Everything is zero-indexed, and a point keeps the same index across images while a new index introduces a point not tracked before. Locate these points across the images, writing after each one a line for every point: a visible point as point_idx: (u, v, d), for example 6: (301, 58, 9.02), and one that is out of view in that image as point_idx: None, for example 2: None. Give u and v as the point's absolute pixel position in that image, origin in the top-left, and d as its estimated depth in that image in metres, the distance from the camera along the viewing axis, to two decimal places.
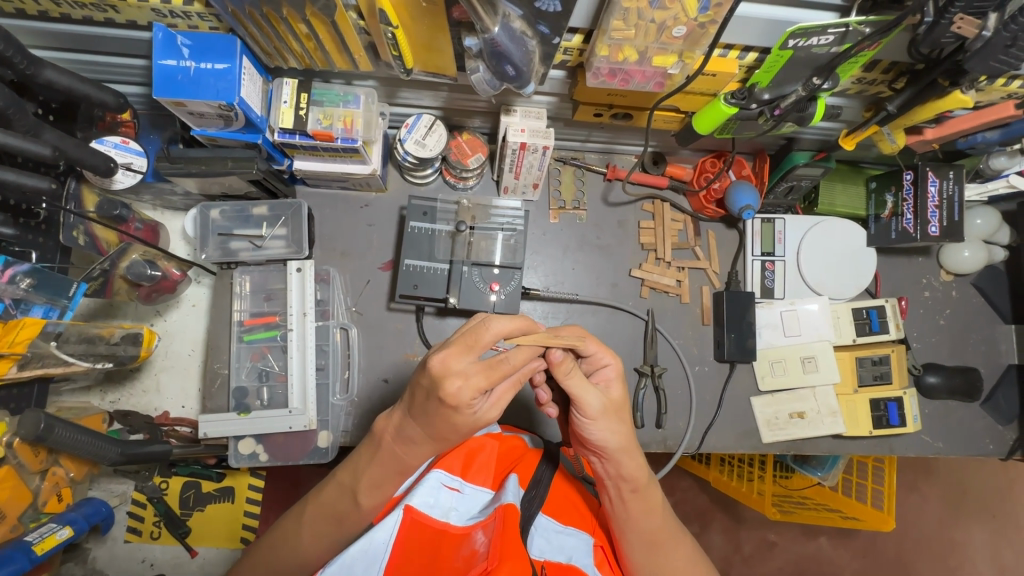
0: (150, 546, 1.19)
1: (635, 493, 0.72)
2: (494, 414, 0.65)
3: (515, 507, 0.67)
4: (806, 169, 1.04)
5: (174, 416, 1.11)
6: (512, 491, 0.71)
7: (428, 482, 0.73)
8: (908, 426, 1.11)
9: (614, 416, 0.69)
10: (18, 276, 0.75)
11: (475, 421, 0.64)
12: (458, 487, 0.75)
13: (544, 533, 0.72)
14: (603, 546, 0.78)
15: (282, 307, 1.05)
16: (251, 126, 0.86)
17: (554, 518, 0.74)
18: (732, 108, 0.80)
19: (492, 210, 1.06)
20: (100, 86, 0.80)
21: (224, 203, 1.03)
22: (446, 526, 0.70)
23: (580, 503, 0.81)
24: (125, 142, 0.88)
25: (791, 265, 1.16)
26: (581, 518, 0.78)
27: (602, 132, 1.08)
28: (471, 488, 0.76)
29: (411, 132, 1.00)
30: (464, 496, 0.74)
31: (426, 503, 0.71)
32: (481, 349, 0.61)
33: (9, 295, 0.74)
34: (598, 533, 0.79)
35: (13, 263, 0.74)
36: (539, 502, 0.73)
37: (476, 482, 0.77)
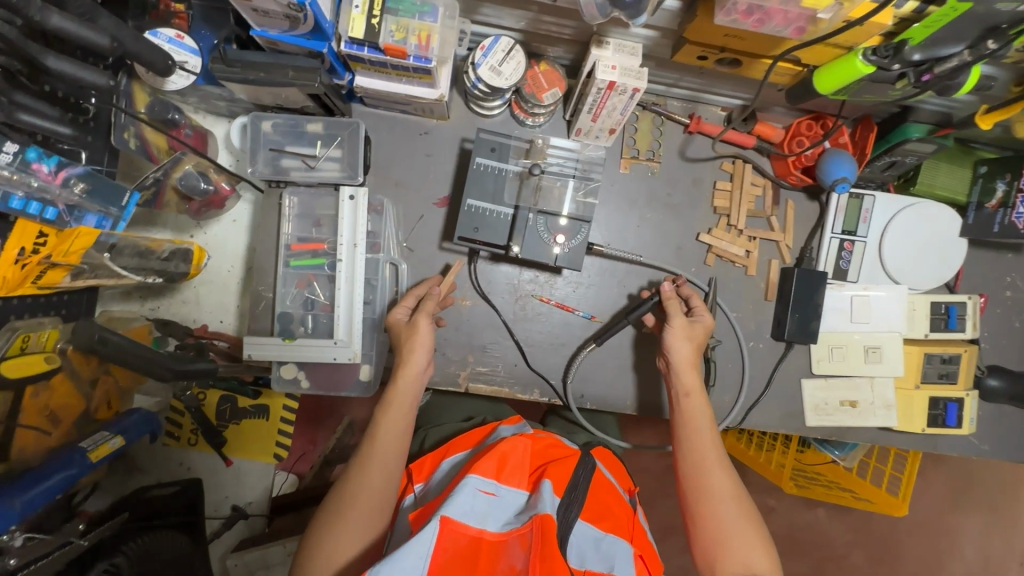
0: (187, 452, 1.24)
1: (696, 408, 0.88)
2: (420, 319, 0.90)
3: (551, 518, 0.61)
4: (917, 145, 0.93)
5: (213, 330, 1.10)
6: (547, 500, 0.65)
7: (462, 489, 0.65)
8: (963, 428, 1.07)
9: (689, 339, 0.93)
10: (72, 180, 0.68)
11: (411, 328, 0.90)
12: (494, 491, 0.68)
13: (584, 540, 0.68)
14: (643, 556, 0.73)
15: (331, 235, 1.00)
16: (318, 32, 0.77)
17: (593, 526, 0.70)
18: (870, 67, 0.70)
19: (547, 150, 0.96)
20: None
21: (278, 115, 0.96)
22: (481, 533, 0.63)
23: (616, 507, 0.76)
24: (179, 37, 0.80)
25: (871, 247, 1.08)
26: (620, 525, 0.73)
27: (696, 78, 0.97)
28: (506, 491, 0.69)
29: (487, 56, 0.89)
30: (500, 501, 0.68)
31: (462, 511, 0.63)
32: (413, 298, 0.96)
33: (63, 200, 0.67)
34: (638, 539, 0.75)
35: (65, 164, 0.67)
36: (576, 507, 0.69)
37: (511, 484, 0.70)
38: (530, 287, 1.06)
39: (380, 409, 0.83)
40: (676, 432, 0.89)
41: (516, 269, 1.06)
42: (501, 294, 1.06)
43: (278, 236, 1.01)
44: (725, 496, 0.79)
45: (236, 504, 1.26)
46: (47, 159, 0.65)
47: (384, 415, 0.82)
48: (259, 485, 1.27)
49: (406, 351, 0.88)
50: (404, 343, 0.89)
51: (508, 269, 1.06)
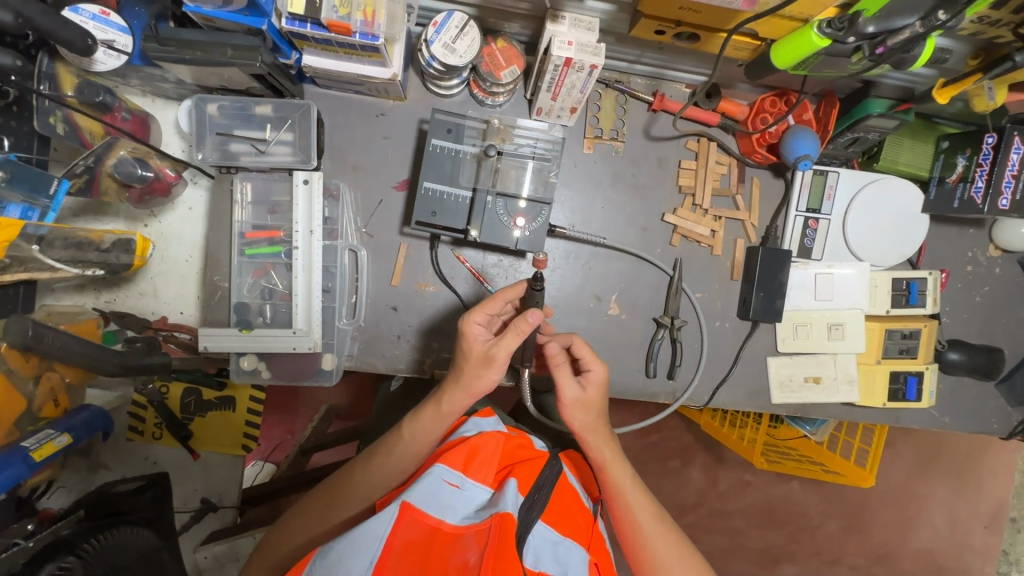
0: (152, 445, 1.22)
1: (627, 490, 0.84)
2: (499, 353, 0.76)
3: (511, 517, 0.62)
4: (878, 121, 0.93)
5: (172, 322, 1.07)
6: (511, 497, 0.66)
7: (427, 478, 0.68)
8: (923, 402, 1.09)
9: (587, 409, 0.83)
10: None
11: (481, 350, 0.78)
12: (458, 483, 0.70)
13: (542, 544, 0.67)
14: (598, 563, 0.72)
15: (288, 222, 0.97)
16: (254, 8, 0.74)
17: (554, 528, 0.70)
18: (824, 40, 0.69)
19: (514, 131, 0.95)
20: None
21: (223, 96, 0.91)
22: (440, 523, 0.64)
23: (578, 512, 0.76)
24: (104, 13, 0.74)
25: (835, 225, 1.08)
26: (581, 529, 0.74)
27: (656, 54, 0.94)
28: (470, 485, 0.71)
29: (440, 32, 0.87)
30: (464, 494, 0.69)
31: (424, 499, 0.65)
32: (497, 303, 0.80)
33: None
34: (596, 548, 0.75)
35: None
36: (538, 509, 0.70)
37: (476, 477, 0.72)
38: (494, 271, 1.05)
39: (412, 415, 0.82)
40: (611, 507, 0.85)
41: (480, 252, 1.04)
42: (464, 280, 1.04)
43: (232, 224, 0.98)
44: (674, 561, 0.81)
45: (206, 496, 1.26)
46: None
47: (412, 423, 0.81)
48: (229, 477, 1.27)
49: (466, 379, 0.79)
50: (463, 363, 0.79)
51: (471, 253, 1.04)
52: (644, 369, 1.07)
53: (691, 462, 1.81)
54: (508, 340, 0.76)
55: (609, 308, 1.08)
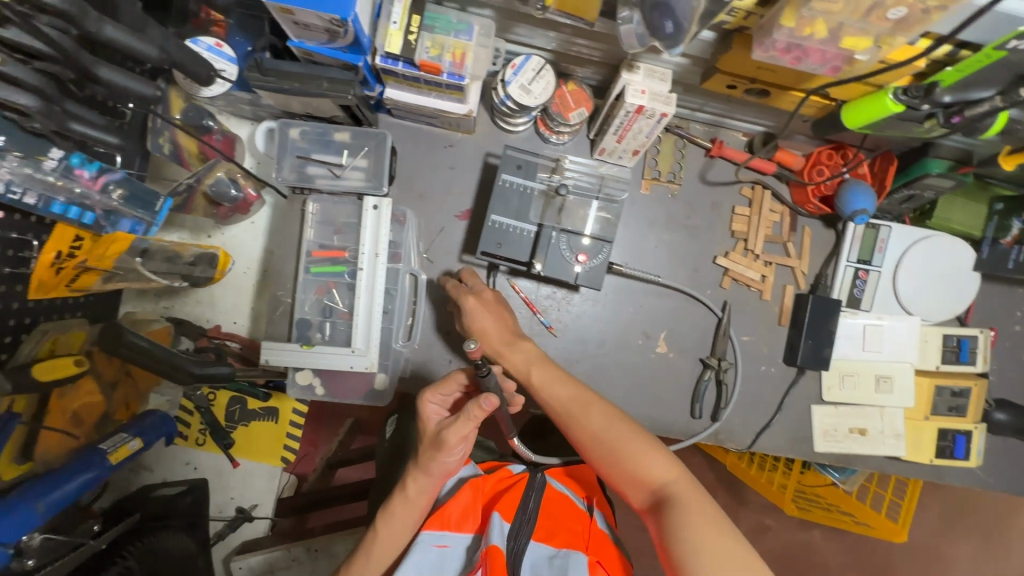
0: (195, 451, 1.24)
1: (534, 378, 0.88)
2: (447, 437, 0.77)
3: (498, 551, 0.74)
4: (936, 181, 0.96)
5: (225, 331, 1.15)
6: (496, 530, 0.77)
7: (417, 550, 0.79)
8: (970, 461, 1.08)
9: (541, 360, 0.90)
10: (110, 186, 0.70)
11: (433, 430, 0.81)
12: (447, 542, 0.81)
13: (537, 564, 0.77)
14: (600, 560, 0.79)
15: (353, 243, 1.01)
16: (355, 46, 0.78)
17: (544, 544, 0.79)
18: (898, 105, 0.72)
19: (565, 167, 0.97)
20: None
21: (307, 123, 0.96)
22: None
23: (569, 520, 0.84)
24: (218, 45, 0.80)
25: (885, 277, 1.09)
26: (575, 535, 0.82)
27: (720, 104, 0.98)
28: (457, 539, 0.81)
29: (518, 74, 0.91)
30: (452, 550, 0.80)
31: (419, 568, 0.77)
32: (453, 384, 0.82)
33: (100, 206, 0.70)
34: (595, 546, 0.81)
35: (105, 170, 0.69)
36: (527, 531, 0.79)
37: (464, 530, 0.82)
38: (547, 302, 1.07)
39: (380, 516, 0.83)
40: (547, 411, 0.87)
41: (534, 283, 1.07)
42: (517, 309, 1.07)
43: (300, 242, 1.01)
44: (600, 430, 0.81)
45: (242, 506, 1.26)
46: (87, 163, 0.67)
47: (386, 522, 0.82)
48: (265, 487, 1.28)
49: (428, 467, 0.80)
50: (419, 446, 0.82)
51: (526, 283, 1.06)
52: (690, 411, 1.08)
53: None
54: (459, 423, 0.77)
55: (656, 346, 1.10)
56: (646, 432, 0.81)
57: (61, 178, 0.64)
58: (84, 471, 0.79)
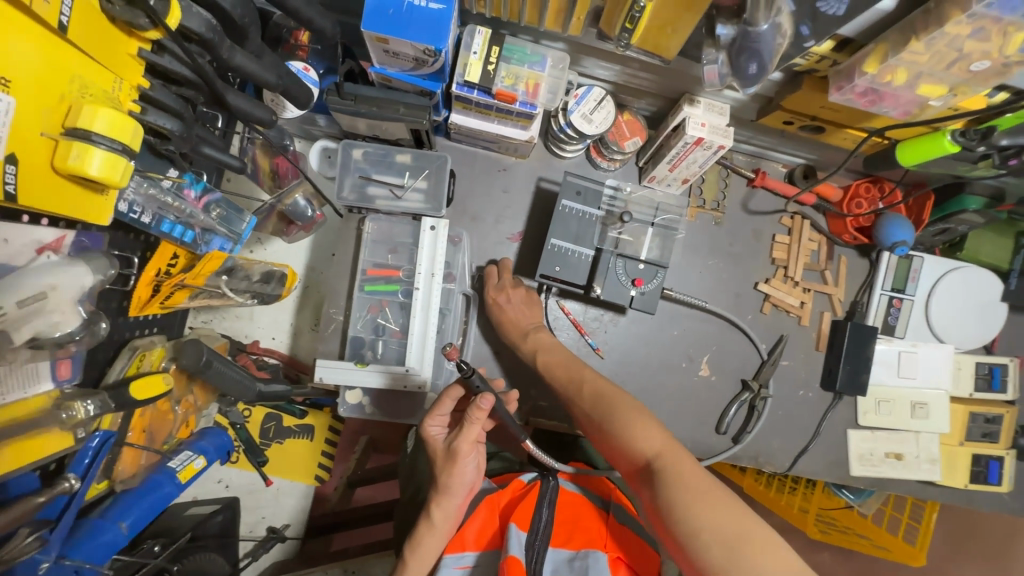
0: (228, 469, 1.22)
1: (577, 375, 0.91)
2: (458, 446, 0.79)
3: (518, 561, 0.72)
4: (972, 216, 1.02)
5: (264, 346, 1.18)
6: (513, 540, 0.76)
7: None
8: (1003, 486, 1.11)
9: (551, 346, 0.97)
10: (211, 205, 0.77)
11: (444, 449, 0.82)
12: (469, 563, 0.81)
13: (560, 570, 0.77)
14: (619, 555, 0.81)
15: (408, 263, 1.02)
16: (435, 74, 0.80)
17: (563, 547, 0.80)
18: (955, 146, 0.76)
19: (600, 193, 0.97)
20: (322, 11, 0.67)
21: (370, 144, 0.97)
22: None
23: (586, 520, 0.84)
24: (306, 70, 0.76)
25: (918, 306, 1.13)
26: (595, 534, 0.82)
27: (768, 138, 1.02)
28: (479, 559, 0.82)
29: (580, 104, 0.94)
30: (474, 570, 0.81)
31: None
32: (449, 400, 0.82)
33: (201, 224, 0.76)
34: (614, 542, 0.82)
35: (208, 192, 0.76)
36: (545, 537, 0.78)
37: (485, 549, 0.83)
38: (594, 324, 1.09)
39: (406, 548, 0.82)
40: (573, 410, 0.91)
41: (582, 305, 1.09)
42: (565, 331, 1.08)
43: (355, 261, 1.02)
44: (616, 430, 0.82)
45: (273, 526, 1.24)
46: (200, 187, 0.74)
47: (411, 556, 0.81)
48: (297, 506, 1.27)
49: (452, 486, 0.80)
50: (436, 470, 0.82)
51: (574, 305, 1.08)
52: (717, 425, 1.09)
53: None
54: (467, 431, 0.78)
55: (699, 369, 1.12)
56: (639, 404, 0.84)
57: (176, 197, 0.70)
58: (159, 489, 0.83)
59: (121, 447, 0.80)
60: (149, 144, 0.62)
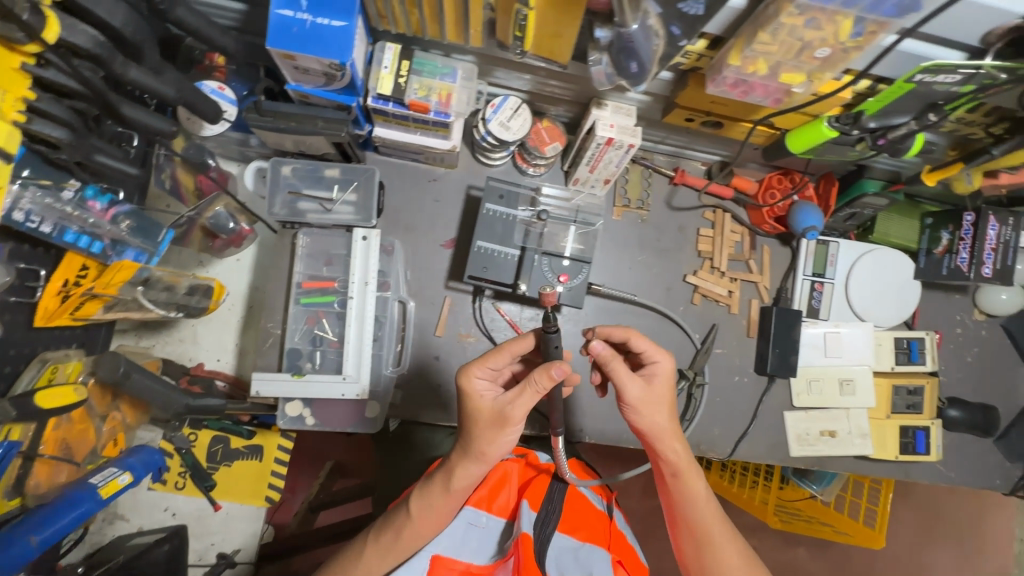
0: (174, 496, 1.20)
1: (688, 477, 0.84)
2: (513, 412, 0.76)
3: (529, 539, 0.77)
4: (873, 199, 1.07)
5: (209, 368, 1.18)
6: (526, 518, 0.83)
7: (455, 526, 0.88)
8: (931, 455, 1.16)
9: (657, 405, 0.81)
10: (119, 216, 0.85)
11: (492, 408, 0.79)
12: (483, 523, 0.90)
13: (562, 553, 0.83)
14: (621, 559, 0.85)
15: (343, 274, 1.04)
16: (349, 88, 0.84)
17: (571, 536, 0.86)
18: (833, 131, 0.82)
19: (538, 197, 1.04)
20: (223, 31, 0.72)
21: (298, 160, 1.00)
22: (468, 567, 0.84)
23: (591, 518, 0.91)
24: (221, 88, 0.86)
25: (838, 288, 1.19)
26: (601, 535, 0.88)
27: (680, 137, 1.08)
28: (491, 522, 0.91)
29: (497, 113, 0.99)
30: (484, 531, 0.90)
31: (452, 547, 0.86)
32: (505, 353, 0.81)
33: (110, 235, 0.84)
34: (619, 547, 0.87)
35: (116, 204, 0.84)
36: (552, 524, 0.85)
37: (495, 513, 0.92)
38: (531, 324, 1.12)
39: (419, 497, 0.85)
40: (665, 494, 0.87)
41: (518, 306, 1.12)
42: (503, 332, 1.11)
43: (291, 274, 1.04)
44: (700, 509, 0.84)
45: (223, 552, 1.21)
46: (104, 199, 0.82)
47: (421, 505, 0.84)
48: (248, 531, 1.23)
49: (485, 449, 0.80)
50: (473, 427, 0.79)
51: (510, 306, 1.11)
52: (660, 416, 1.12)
53: None
54: (525, 396, 0.76)
55: None
56: (739, 537, 0.85)
57: (76, 208, 0.78)
58: (75, 507, 0.84)
59: (31, 460, 0.82)
60: (41, 156, 0.72)
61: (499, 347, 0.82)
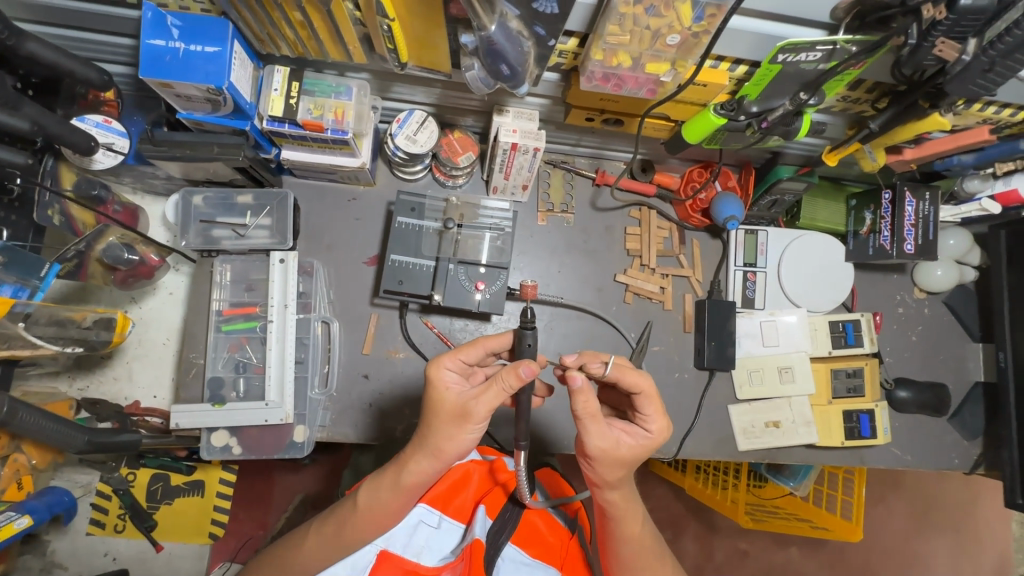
0: (114, 539, 1.17)
1: (624, 519, 0.77)
2: (475, 407, 0.69)
3: (480, 544, 0.77)
4: (790, 184, 1.05)
5: (145, 406, 1.12)
6: (480, 525, 0.80)
7: (407, 524, 0.83)
8: (878, 438, 1.14)
9: (617, 465, 0.71)
10: None
11: (457, 403, 0.71)
12: (437, 523, 0.85)
13: (510, 565, 0.79)
14: None
15: (263, 298, 1.03)
16: (240, 113, 0.85)
17: (522, 550, 0.81)
18: (722, 118, 0.81)
19: (480, 210, 1.05)
20: (87, 64, 0.78)
21: (208, 189, 1.01)
22: (416, 567, 0.79)
23: (551, 533, 0.84)
24: (107, 121, 0.87)
25: (771, 276, 1.18)
26: (553, 548, 0.82)
27: (592, 138, 1.09)
28: (447, 524, 0.84)
29: (403, 127, 0.99)
30: (439, 533, 0.84)
31: (400, 544, 0.82)
32: (478, 350, 0.76)
33: None
34: (569, 563, 0.82)
35: None
36: (507, 534, 0.79)
37: (452, 515, 0.85)
38: (461, 334, 1.11)
39: (372, 483, 0.78)
40: (599, 524, 0.80)
41: (446, 318, 1.11)
42: (432, 346, 1.10)
43: (210, 303, 1.04)
44: (628, 544, 0.79)
45: None
46: None
47: (369, 496, 0.77)
48: (193, 570, 1.22)
49: (443, 446, 0.72)
50: (433, 419, 0.72)
51: (438, 319, 1.10)
52: None
53: (683, 533, 1.74)
54: (490, 394, 0.68)
55: None
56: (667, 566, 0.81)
57: None
58: None
59: None
60: None
61: (472, 343, 0.76)
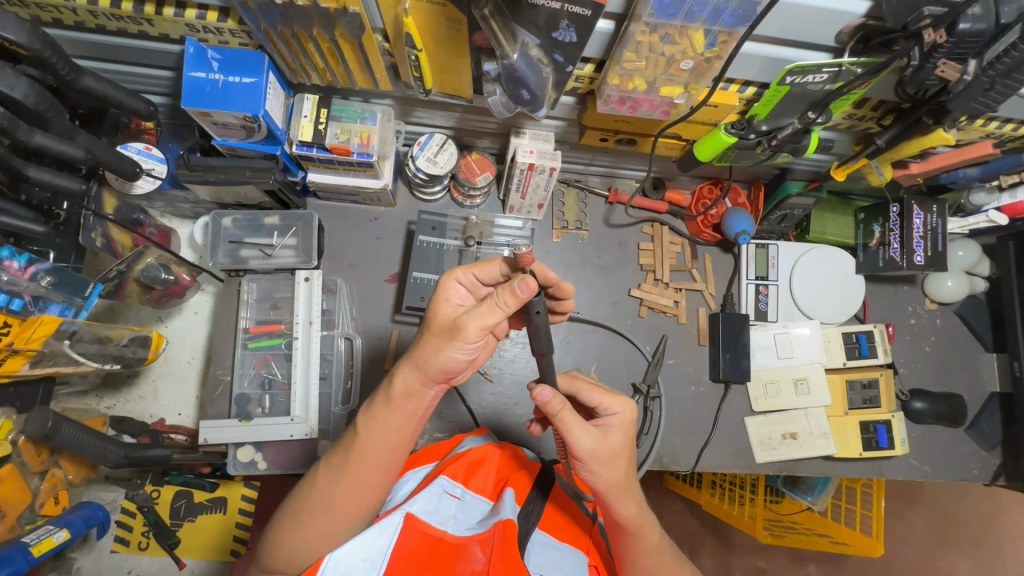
0: (137, 556, 1.18)
1: (639, 527, 0.76)
2: (466, 322, 0.62)
3: (512, 523, 0.72)
4: (799, 199, 1.09)
5: (170, 423, 1.14)
6: (510, 506, 0.76)
7: (431, 491, 0.77)
8: (896, 449, 1.14)
9: (612, 460, 0.70)
10: (40, 274, 0.81)
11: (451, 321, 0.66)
12: (459, 495, 0.80)
13: (539, 549, 0.77)
14: (598, 565, 0.81)
15: (288, 316, 1.07)
16: (271, 138, 0.90)
17: (548, 534, 0.80)
18: (732, 137, 0.85)
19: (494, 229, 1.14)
20: (133, 95, 0.81)
21: (237, 211, 1.05)
22: (443, 535, 0.73)
23: (573, 519, 0.85)
24: (147, 148, 0.92)
25: (783, 290, 1.20)
26: (577, 536, 0.82)
27: (605, 157, 1.14)
28: (470, 496, 0.80)
29: (424, 149, 1.03)
30: (463, 504, 0.79)
31: (426, 510, 0.74)
32: (483, 271, 0.73)
33: (30, 292, 0.80)
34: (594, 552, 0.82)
35: (36, 261, 0.81)
36: (534, 519, 0.78)
37: (474, 489, 0.82)
38: None
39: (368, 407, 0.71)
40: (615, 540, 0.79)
41: None
42: None
43: (237, 321, 1.07)
44: (649, 556, 0.78)
45: None
46: (21, 256, 0.79)
47: (368, 424, 0.69)
48: None
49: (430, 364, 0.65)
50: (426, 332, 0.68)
51: None
52: None
53: (701, 550, 1.72)
54: (483, 308, 0.62)
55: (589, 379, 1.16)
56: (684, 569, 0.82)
57: None
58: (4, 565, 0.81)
59: None
60: None
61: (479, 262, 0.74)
